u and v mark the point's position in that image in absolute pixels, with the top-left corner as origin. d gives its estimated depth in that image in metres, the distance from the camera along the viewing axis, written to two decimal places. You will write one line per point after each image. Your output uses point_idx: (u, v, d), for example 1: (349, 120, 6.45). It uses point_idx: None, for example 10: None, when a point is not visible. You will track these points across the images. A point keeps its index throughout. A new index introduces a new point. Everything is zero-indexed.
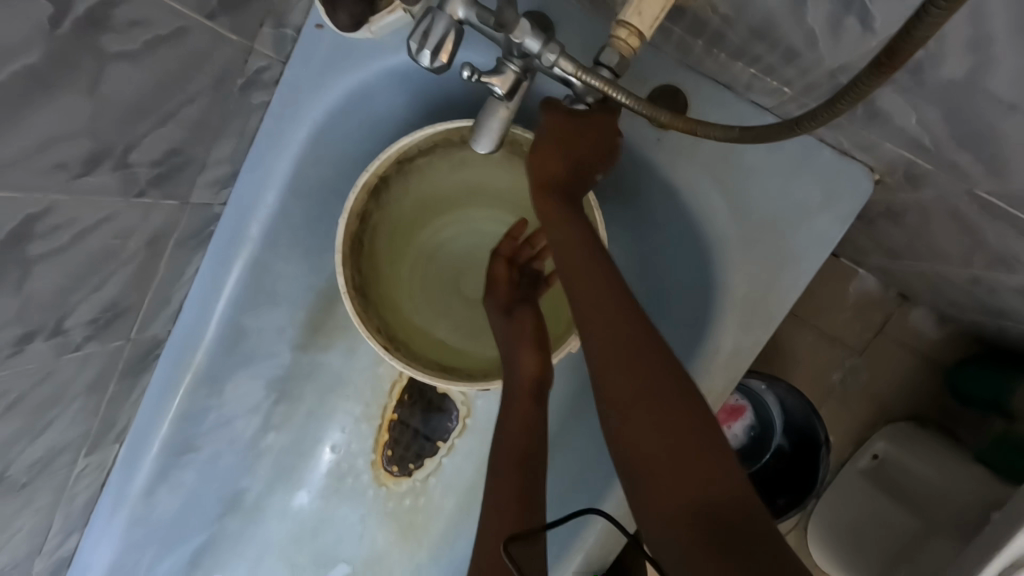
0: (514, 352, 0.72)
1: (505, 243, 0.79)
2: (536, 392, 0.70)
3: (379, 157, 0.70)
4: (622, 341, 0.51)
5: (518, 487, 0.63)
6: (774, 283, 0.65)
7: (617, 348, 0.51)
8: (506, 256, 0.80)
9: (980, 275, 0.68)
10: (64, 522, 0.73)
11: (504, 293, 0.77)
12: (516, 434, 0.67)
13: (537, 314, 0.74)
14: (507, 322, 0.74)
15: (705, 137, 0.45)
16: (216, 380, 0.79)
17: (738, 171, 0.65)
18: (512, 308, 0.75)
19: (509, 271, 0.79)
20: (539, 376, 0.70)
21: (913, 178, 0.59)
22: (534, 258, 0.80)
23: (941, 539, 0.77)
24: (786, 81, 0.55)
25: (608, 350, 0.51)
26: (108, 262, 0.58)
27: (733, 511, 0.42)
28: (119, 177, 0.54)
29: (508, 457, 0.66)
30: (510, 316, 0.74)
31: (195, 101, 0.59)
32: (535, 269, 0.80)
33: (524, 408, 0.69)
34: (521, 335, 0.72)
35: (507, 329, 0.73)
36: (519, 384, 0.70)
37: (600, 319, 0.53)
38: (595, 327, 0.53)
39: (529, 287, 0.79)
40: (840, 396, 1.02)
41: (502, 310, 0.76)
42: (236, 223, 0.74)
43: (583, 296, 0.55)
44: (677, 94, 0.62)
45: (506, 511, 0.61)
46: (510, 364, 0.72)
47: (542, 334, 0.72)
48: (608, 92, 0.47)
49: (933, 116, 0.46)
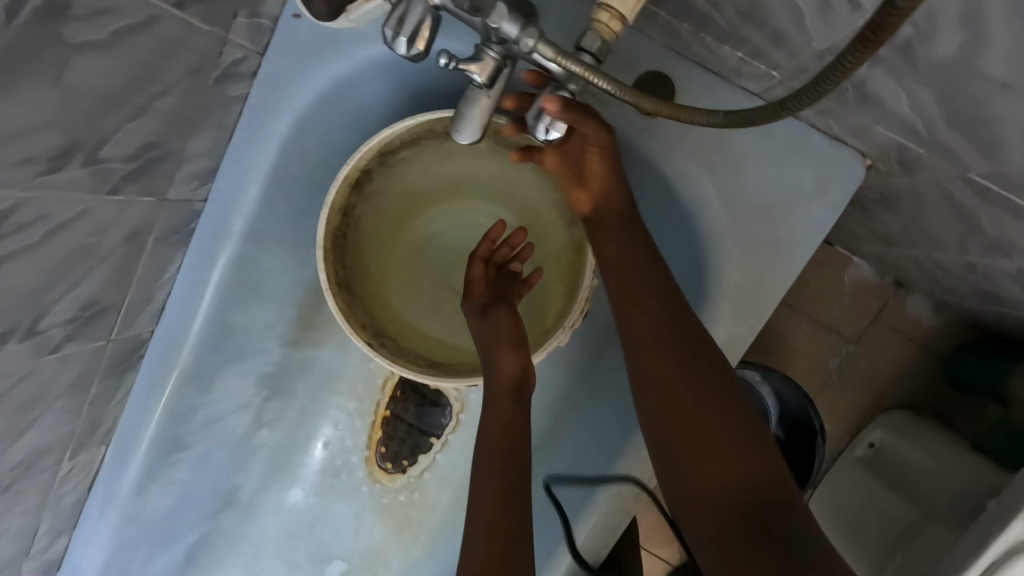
0: (491, 352, 0.70)
1: (483, 245, 0.77)
2: (516, 392, 0.69)
3: (359, 149, 0.70)
4: (665, 352, 0.58)
5: (505, 488, 0.63)
6: (765, 272, 0.64)
7: (661, 360, 0.58)
8: (482, 257, 0.78)
9: (976, 261, 0.67)
10: (52, 523, 0.72)
11: (480, 293, 0.76)
12: (498, 433, 0.66)
13: (513, 312, 0.72)
14: (482, 322, 0.72)
15: (692, 123, 0.43)
16: (203, 378, 0.78)
17: (727, 158, 0.64)
18: (487, 308, 0.73)
19: (486, 271, 0.77)
20: (520, 376, 0.69)
21: (905, 162, 0.58)
22: (513, 258, 0.78)
23: (945, 528, 0.76)
24: (774, 65, 0.53)
25: (654, 360, 0.58)
26: (85, 260, 0.57)
27: (767, 490, 0.51)
28: (91, 172, 0.53)
29: (496, 458, 0.65)
30: (486, 315, 0.72)
31: (169, 93, 0.57)
32: (513, 269, 0.77)
33: (505, 406, 0.68)
34: (495, 334, 0.70)
35: (483, 330, 0.72)
36: (496, 386, 0.68)
37: (644, 331, 0.60)
38: (639, 339, 0.60)
39: (506, 287, 0.76)
40: (836, 384, 1.01)
41: (477, 311, 0.74)
42: (218, 219, 0.72)
43: (627, 310, 0.61)
44: (664, 81, 0.61)
45: (493, 510, 0.61)
46: (487, 363, 0.70)
47: (519, 334, 0.70)
48: (588, 77, 0.45)
49: (924, 97, 0.45)
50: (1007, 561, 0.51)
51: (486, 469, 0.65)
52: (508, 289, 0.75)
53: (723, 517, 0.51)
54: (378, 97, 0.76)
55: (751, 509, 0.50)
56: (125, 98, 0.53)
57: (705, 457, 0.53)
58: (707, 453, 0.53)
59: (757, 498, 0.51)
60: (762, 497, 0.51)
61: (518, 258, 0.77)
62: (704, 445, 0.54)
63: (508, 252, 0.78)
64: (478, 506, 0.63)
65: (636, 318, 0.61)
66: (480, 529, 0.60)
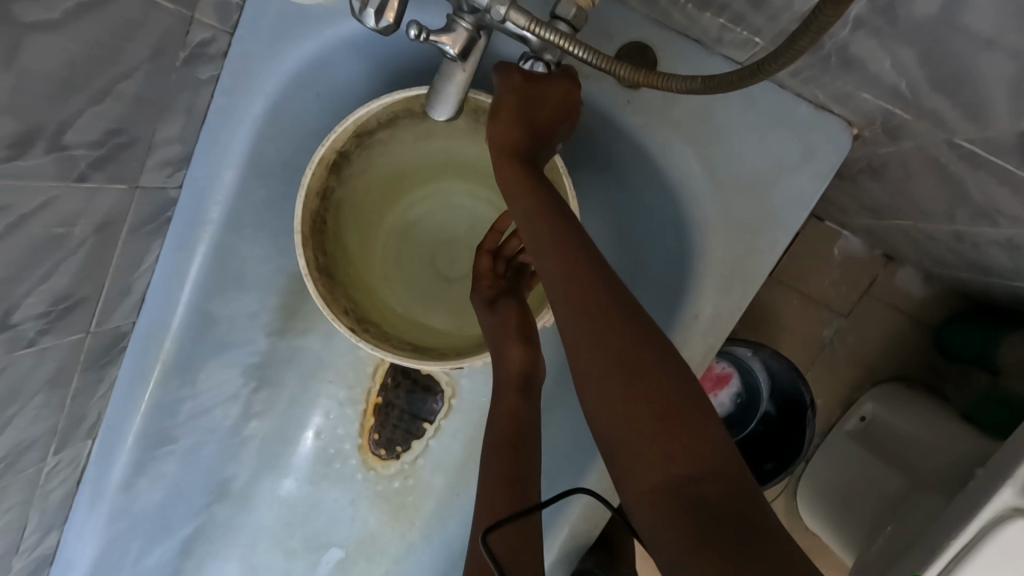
0: (500, 345, 0.69)
1: (489, 237, 0.77)
2: (524, 384, 0.68)
3: (335, 130, 0.67)
4: (599, 325, 0.48)
5: (507, 472, 0.61)
6: (751, 245, 0.63)
7: (588, 320, 0.48)
8: (490, 249, 0.78)
9: (964, 230, 0.66)
10: (40, 520, 0.70)
11: (487, 286, 0.76)
12: (506, 422, 0.65)
13: (521, 305, 0.71)
14: (491, 315, 0.72)
15: (669, 89, 0.43)
16: (188, 369, 0.77)
17: (709, 129, 0.63)
18: (496, 301, 0.73)
19: (494, 265, 0.78)
20: (528, 371, 0.68)
21: (891, 129, 0.57)
22: (522, 249, 0.78)
23: (923, 493, 0.75)
24: (755, 30, 0.52)
25: (584, 337, 0.48)
26: (54, 251, 0.56)
27: (713, 484, 0.41)
28: (54, 160, 0.51)
29: (501, 440, 0.64)
30: (495, 309, 0.72)
31: (131, 75, 0.56)
32: (522, 261, 0.78)
33: (511, 400, 0.67)
34: (504, 328, 0.69)
35: (492, 322, 0.71)
36: (506, 379, 0.68)
37: (573, 302, 0.49)
38: (567, 313, 0.50)
39: (513, 280, 0.77)
40: (826, 359, 1.02)
41: (487, 304, 0.74)
42: (194, 209, 0.71)
43: (552, 279, 0.51)
44: (644, 51, 0.60)
45: (496, 504, 0.60)
46: (497, 357, 0.69)
47: (527, 328, 0.69)
48: (564, 46, 0.45)
49: (907, 59, 0.44)
50: (996, 526, 0.51)
51: (490, 459, 0.63)
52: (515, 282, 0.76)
53: (656, 514, 0.42)
54: (353, 76, 0.75)
55: (697, 510, 0.40)
56: (85, 82, 0.51)
57: (647, 450, 0.43)
58: (647, 446, 0.44)
59: (702, 493, 0.41)
60: (715, 501, 0.40)
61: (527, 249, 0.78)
62: (644, 437, 0.44)
63: (516, 244, 0.79)
64: (482, 502, 0.61)
65: (565, 287, 0.50)
66: (484, 515, 0.60)
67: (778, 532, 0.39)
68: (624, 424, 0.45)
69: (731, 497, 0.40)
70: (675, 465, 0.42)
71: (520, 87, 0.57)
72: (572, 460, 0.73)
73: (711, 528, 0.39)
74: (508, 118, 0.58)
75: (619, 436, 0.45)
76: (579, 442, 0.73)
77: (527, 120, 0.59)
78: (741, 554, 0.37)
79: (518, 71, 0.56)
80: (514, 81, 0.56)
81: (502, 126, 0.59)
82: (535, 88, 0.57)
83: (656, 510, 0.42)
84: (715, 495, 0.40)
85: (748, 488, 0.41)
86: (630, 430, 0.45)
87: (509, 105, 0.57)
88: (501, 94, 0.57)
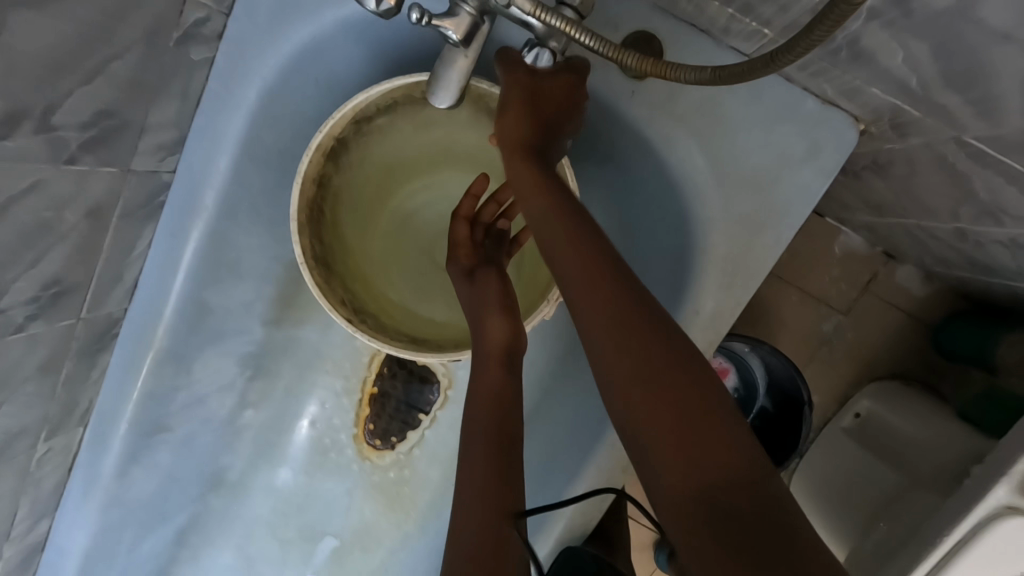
0: (481, 316, 0.68)
1: (465, 203, 0.76)
2: (507, 359, 0.67)
3: (334, 115, 0.66)
4: (616, 326, 0.48)
5: (499, 464, 0.59)
6: (753, 240, 0.62)
7: (608, 324, 0.48)
8: (466, 216, 0.77)
9: (967, 228, 0.66)
10: (32, 507, 0.69)
11: (465, 256, 0.75)
12: (487, 399, 0.64)
13: (501, 275, 0.72)
14: (470, 287, 0.72)
15: (677, 80, 0.42)
16: (183, 358, 0.77)
17: (713, 122, 0.62)
18: (475, 271, 0.73)
19: (472, 233, 0.77)
20: (510, 346, 0.67)
21: (898, 125, 0.56)
22: (500, 216, 0.79)
23: (920, 490, 0.75)
24: (764, 21, 0.51)
25: (604, 339, 0.48)
26: (44, 236, 0.54)
27: (741, 493, 0.41)
28: (42, 143, 0.50)
29: (489, 425, 0.62)
30: (473, 280, 0.72)
31: (122, 56, 0.54)
32: (501, 227, 0.79)
33: (493, 374, 0.66)
34: (484, 300, 0.69)
35: (472, 295, 0.71)
36: (487, 351, 0.67)
37: (590, 304, 0.49)
38: (586, 316, 0.49)
39: (492, 249, 0.77)
40: (823, 355, 1.01)
41: (464, 276, 0.74)
42: (188, 195, 0.70)
43: (567, 280, 0.51)
44: (650, 41, 0.58)
45: (491, 496, 0.57)
46: (476, 330, 0.69)
47: (507, 298, 0.70)
48: (570, 33, 0.44)
49: (919, 52, 0.43)
50: (988, 524, 0.51)
51: (475, 446, 0.62)
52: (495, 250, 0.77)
53: (683, 523, 0.41)
54: (350, 63, 0.74)
55: (724, 521, 0.40)
56: (75, 63, 0.50)
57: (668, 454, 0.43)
58: (672, 453, 0.43)
59: (729, 503, 0.40)
60: (743, 509, 0.40)
61: (504, 214, 0.78)
62: (669, 445, 0.44)
63: (493, 210, 0.79)
64: (465, 483, 0.59)
65: (585, 291, 0.50)
66: (470, 497, 0.58)
67: (807, 542, 0.39)
68: (649, 431, 0.45)
69: (759, 506, 0.40)
70: (701, 473, 0.42)
71: (524, 82, 0.57)
72: (568, 454, 0.73)
73: (741, 541, 0.39)
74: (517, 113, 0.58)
75: (643, 444, 0.45)
76: (576, 436, 0.73)
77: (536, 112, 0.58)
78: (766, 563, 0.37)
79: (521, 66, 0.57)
80: (518, 76, 0.56)
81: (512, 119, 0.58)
82: (541, 85, 0.57)
83: (682, 519, 0.41)
84: (743, 505, 0.40)
85: (777, 494, 0.41)
86: (654, 436, 0.44)
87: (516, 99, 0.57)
88: (506, 91, 0.58)
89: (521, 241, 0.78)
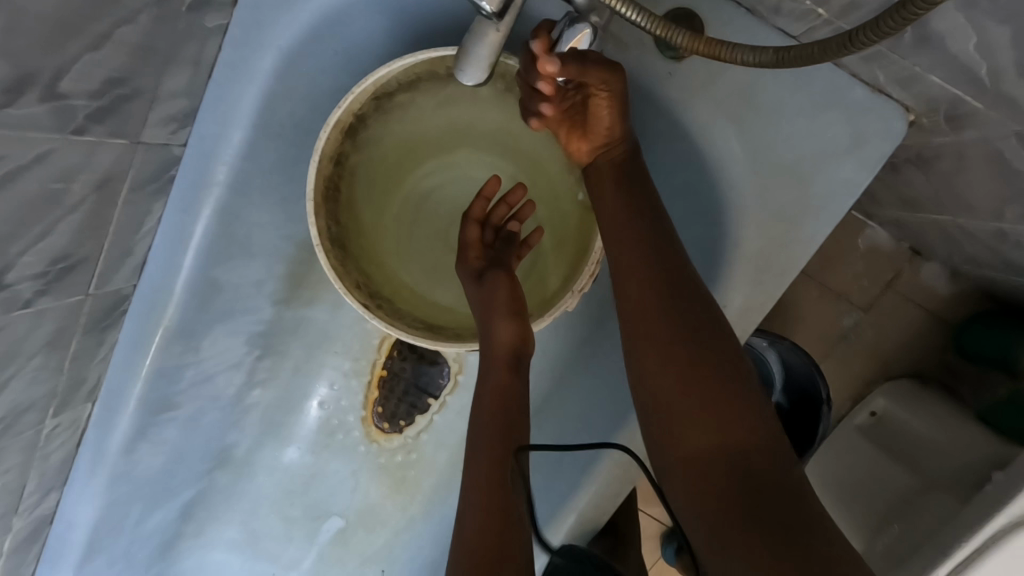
0: (490, 321, 0.66)
1: (476, 205, 0.73)
2: (514, 362, 0.65)
3: (352, 91, 0.66)
4: (664, 336, 0.54)
5: (501, 471, 0.58)
6: (788, 235, 0.59)
7: (655, 324, 0.55)
8: (478, 218, 0.73)
9: (1009, 228, 0.63)
10: (40, 481, 0.68)
11: (475, 258, 0.72)
12: (495, 403, 0.63)
13: (511, 275, 0.68)
14: (478, 288, 0.69)
15: (731, 62, 0.41)
16: (191, 336, 0.75)
17: (753, 108, 0.59)
18: (484, 273, 0.70)
19: (482, 234, 0.73)
20: (517, 346, 0.65)
21: (954, 118, 0.53)
22: (510, 218, 0.75)
23: (942, 493, 0.72)
24: (820, 1, 0.47)
25: (653, 339, 0.55)
26: (53, 207, 0.52)
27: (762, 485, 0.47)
28: (50, 110, 0.47)
29: (491, 422, 0.62)
30: (482, 282, 0.69)
31: (135, 20, 0.52)
32: (511, 230, 0.74)
33: (501, 377, 0.64)
34: (492, 302, 0.67)
35: (479, 296, 0.68)
36: (494, 353, 0.65)
37: (645, 307, 0.56)
38: (637, 314, 0.56)
39: (501, 250, 0.73)
40: (843, 352, 0.99)
41: (474, 277, 0.70)
42: (198, 169, 0.68)
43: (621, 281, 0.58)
44: (692, 19, 0.55)
45: (490, 505, 0.56)
46: (484, 331, 0.67)
47: (516, 302, 0.67)
48: (617, 8, 0.40)
49: (996, 37, 0.39)
50: (1013, 535, 0.49)
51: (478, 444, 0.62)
52: (504, 252, 0.72)
53: (706, 502, 0.49)
54: (371, 33, 0.73)
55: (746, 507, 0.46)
56: (85, 24, 0.47)
57: (704, 458, 0.50)
58: (703, 443, 0.50)
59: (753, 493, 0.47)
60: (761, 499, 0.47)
61: (515, 217, 0.74)
62: (702, 437, 0.51)
63: (505, 212, 0.74)
64: (471, 482, 0.59)
65: (636, 294, 0.57)
66: (476, 501, 0.57)
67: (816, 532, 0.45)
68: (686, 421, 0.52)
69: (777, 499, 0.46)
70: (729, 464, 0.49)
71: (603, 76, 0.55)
72: (581, 446, 0.71)
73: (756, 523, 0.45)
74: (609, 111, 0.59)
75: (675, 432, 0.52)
76: (591, 428, 0.71)
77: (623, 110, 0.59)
78: (783, 556, 0.43)
79: (600, 63, 0.54)
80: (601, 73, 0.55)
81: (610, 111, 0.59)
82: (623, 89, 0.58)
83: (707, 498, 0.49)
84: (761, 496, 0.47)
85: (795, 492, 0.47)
86: (687, 427, 0.51)
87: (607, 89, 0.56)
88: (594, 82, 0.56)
89: (531, 244, 0.74)
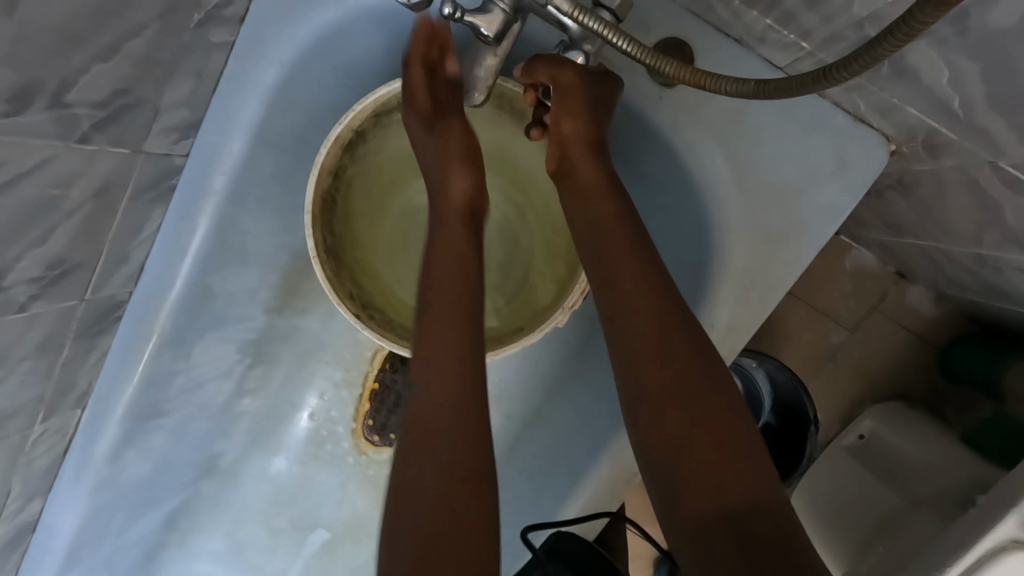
0: (445, 167, 0.66)
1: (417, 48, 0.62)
2: (467, 212, 0.65)
3: (354, 107, 0.67)
4: (656, 349, 0.54)
5: (456, 359, 0.54)
6: (774, 256, 0.61)
7: (654, 334, 0.54)
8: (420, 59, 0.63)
9: (988, 255, 0.64)
10: (23, 487, 0.68)
11: (423, 100, 0.65)
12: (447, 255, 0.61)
13: (465, 122, 0.67)
14: (431, 139, 0.66)
15: (716, 92, 0.42)
16: (182, 344, 0.76)
17: (741, 133, 0.61)
18: (435, 121, 0.66)
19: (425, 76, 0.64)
20: (470, 198, 0.66)
21: (932, 146, 0.55)
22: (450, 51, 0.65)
23: (922, 514, 0.72)
24: (804, 33, 0.50)
25: (649, 351, 0.54)
26: (50, 215, 0.53)
27: (755, 511, 0.47)
28: (53, 117, 0.48)
29: (445, 306, 0.57)
30: (437, 132, 0.66)
31: (142, 33, 0.53)
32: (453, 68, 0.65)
33: (454, 228, 0.63)
34: (449, 148, 0.66)
35: (433, 148, 0.66)
36: (449, 201, 0.65)
37: (641, 314, 0.55)
38: (632, 317, 0.56)
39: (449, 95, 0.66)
40: (830, 372, 1.00)
41: (425, 125, 0.66)
42: (198, 178, 0.70)
43: (620, 281, 0.57)
44: (681, 47, 0.57)
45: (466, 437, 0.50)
46: (438, 181, 0.66)
47: (471, 150, 0.67)
48: (608, 36, 0.44)
49: (968, 73, 0.42)
50: (998, 555, 0.49)
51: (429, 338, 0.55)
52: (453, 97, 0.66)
53: (703, 534, 0.47)
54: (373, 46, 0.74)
55: (745, 539, 0.46)
56: (91, 37, 0.48)
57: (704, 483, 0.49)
58: (698, 460, 0.49)
59: (752, 527, 0.46)
60: (760, 532, 0.46)
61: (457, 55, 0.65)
62: (697, 453, 0.50)
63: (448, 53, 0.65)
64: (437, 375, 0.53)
65: (633, 303, 0.56)
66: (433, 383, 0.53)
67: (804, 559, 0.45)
68: (681, 434, 0.51)
69: (775, 530, 0.46)
70: (722, 488, 0.48)
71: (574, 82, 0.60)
72: (569, 462, 0.71)
73: (749, 557, 0.45)
74: (577, 140, 0.63)
75: (657, 441, 0.52)
76: (572, 448, 0.72)
77: (598, 119, 0.62)
78: None
79: (575, 72, 0.59)
80: (571, 77, 0.59)
81: (578, 125, 0.62)
82: (608, 111, 0.63)
83: (703, 519, 0.48)
84: (758, 525, 0.46)
85: (789, 524, 0.47)
86: (681, 438, 0.51)
87: (562, 102, 0.61)
88: (561, 88, 0.60)
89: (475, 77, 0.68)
